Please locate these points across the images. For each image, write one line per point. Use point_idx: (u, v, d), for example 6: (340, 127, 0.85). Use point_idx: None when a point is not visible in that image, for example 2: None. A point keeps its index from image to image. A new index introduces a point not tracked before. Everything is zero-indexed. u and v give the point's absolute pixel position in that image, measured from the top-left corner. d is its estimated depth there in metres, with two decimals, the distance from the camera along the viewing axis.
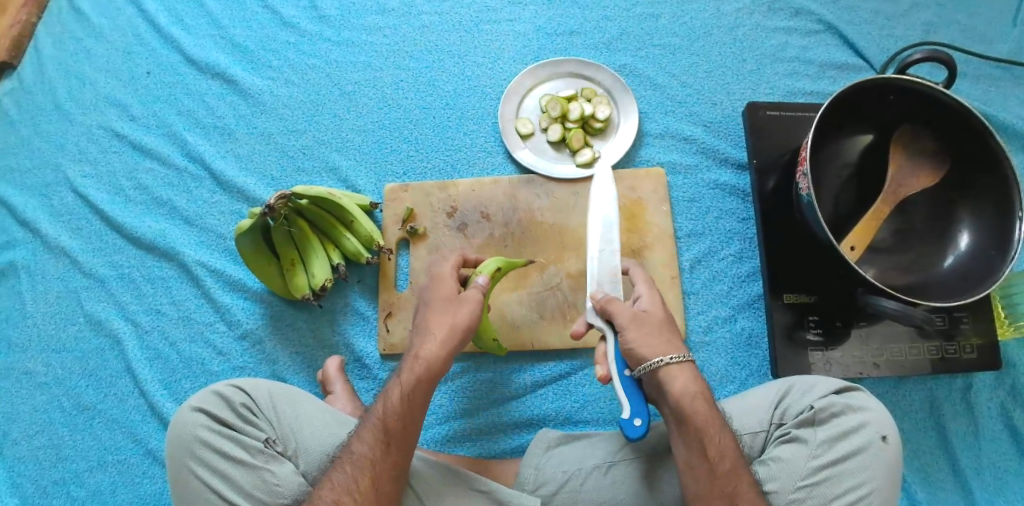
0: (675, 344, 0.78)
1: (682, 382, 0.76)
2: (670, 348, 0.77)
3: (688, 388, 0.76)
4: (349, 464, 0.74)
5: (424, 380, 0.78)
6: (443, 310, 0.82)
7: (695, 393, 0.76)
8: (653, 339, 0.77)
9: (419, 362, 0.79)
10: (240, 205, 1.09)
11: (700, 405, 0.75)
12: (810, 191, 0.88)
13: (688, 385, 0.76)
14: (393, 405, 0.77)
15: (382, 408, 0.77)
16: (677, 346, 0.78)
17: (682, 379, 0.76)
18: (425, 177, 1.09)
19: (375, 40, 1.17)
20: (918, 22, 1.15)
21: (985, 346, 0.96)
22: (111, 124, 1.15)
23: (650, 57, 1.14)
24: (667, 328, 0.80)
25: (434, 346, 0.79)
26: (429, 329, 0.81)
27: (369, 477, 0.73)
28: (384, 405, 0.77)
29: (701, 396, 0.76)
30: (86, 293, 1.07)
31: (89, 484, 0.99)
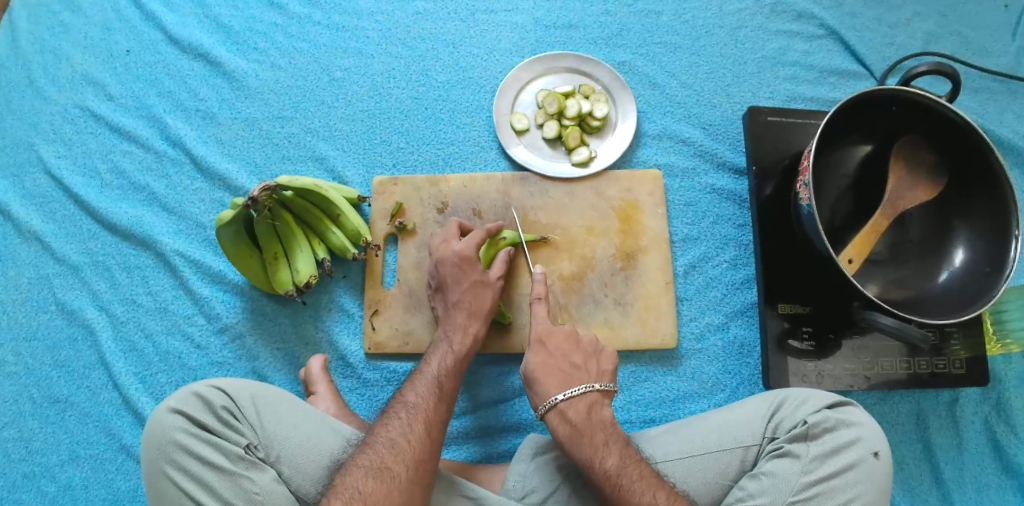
0: (551, 386, 0.84)
1: (556, 426, 0.82)
2: (542, 395, 0.84)
3: (560, 430, 0.82)
4: (404, 411, 0.78)
5: (471, 351, 0.87)
6: (472, 295, 0.90)
7: (566, 432, 0.81)
8: (553, 379, 0.85)
9: (470, 334, 0.88)
10: (222, 193, 1.05)
11: (579, 437, 0.80)
12: (810, 201, 0.87)
13: (563, 425, 0.82)
14: (447, 366, 0.84)
15: (432, 370, 0.84)
16: (551, 388, 0.84)
17: (557, 421, 0.82)
18: (415, 170, 1.06)
19: (368, 25, 1.12)
20: (920, 31, 1.13)
21: (973, 361, 0.96)
22: (87, 103, 1.09)
23: (650, 55, 1.11)
24: (546, 372, 0.85)
25: (479, 322, 0.89)
26: (469, 305, 0.89)
27: (423, 423, 0.77)
28: (434, 367, 0.84)
29: (575, 432, 0.81)
30: (58, 280, 1.02)
31: (60, 479, 0.95)
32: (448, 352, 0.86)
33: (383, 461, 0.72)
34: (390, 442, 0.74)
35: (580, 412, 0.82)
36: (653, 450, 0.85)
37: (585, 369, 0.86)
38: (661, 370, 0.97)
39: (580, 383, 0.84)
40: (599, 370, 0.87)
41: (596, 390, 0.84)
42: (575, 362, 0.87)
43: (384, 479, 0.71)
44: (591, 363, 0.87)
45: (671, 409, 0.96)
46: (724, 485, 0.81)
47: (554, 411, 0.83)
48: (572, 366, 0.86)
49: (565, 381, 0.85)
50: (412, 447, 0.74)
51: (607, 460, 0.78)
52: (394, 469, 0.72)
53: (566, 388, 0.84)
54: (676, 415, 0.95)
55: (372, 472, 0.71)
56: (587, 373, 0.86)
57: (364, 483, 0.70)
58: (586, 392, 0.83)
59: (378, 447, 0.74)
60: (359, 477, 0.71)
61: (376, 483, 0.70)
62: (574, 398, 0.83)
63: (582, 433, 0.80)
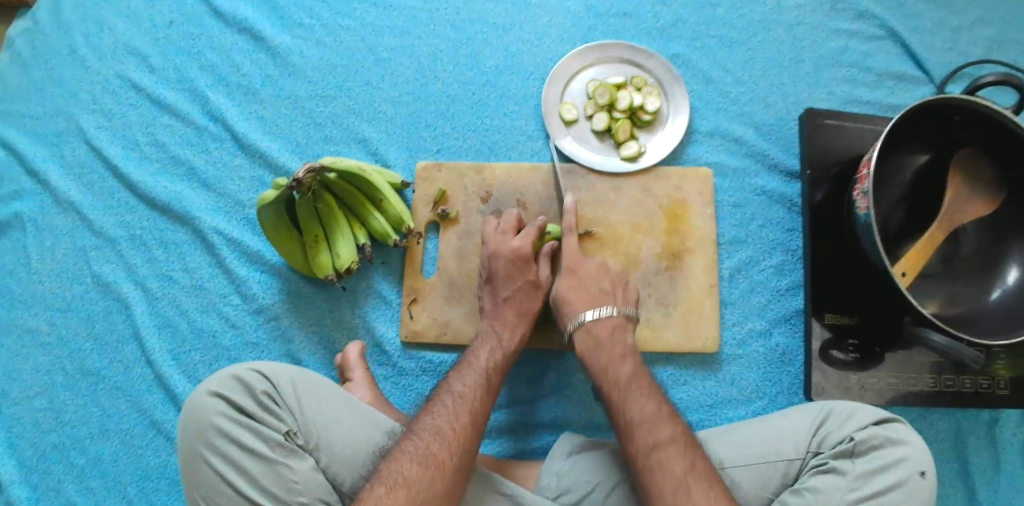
0: (580, 303, 0.89)
1: (580, 339, 0.87)
2: (569, 315, 0.89)
3: (582, 338, 0.87)
4: (451, 399, 0.77)
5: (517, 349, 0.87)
6: (519, 292, 0.90)
7: (587, 341, 0.86)
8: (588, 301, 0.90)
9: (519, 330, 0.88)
10: (261, 171, 1.02)
11: (596, 348, 0.85)
12: (870, 210, 0.84)
13: (586, 336, 0.87)
14: (493, 360, 0.84)
15: (480, 362, 0.83)
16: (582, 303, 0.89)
17: (585, 328, 0.87)
18: (458, 156, 1.03)
19: (416, 4, 1.09)
20: (984, 37, 1.09)
21: (1019, 381, 0.94)
22: (127, 73, 1.06)
23: (705, 49, 1.08)
24: (579, 296, 0.90)
25: (525, 323, 0.89)
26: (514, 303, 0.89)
27: (470, 413, 0.76)
28: (482, 359, 0.84)
29: (595, 343, 0.86)
30: (93, 252, 1.00)
31: (90, 452, 0.95)
32: (496, 346, 0.86)
33: (428, 447, 0.71)
34: (436, 428, 0.73)
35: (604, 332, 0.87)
36: (713, 455, 0.82)
37: (616, 293, 0.91)
38: (701, 374, 0.96)
39: (606, 304, 0.89)
40: (626, 296, 0.91)
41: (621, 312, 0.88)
42: (603, 289, 0.91)
43: (428, 465, 0.70)
44: (619, 292, 0.91)
45: (709, 414, 0.95)
46: (764, 497, 0.80)
47: (581, 328, 0.88)
48: (602, 290, 0.90)
49: (593, 302, 0.89)
50: (458, 434, 0.73)
51: (620, 371, 0.82)
52: (439, 456, 0.71)
53: (595, 308, 0.89)
54: (714, 420, 0.94)
55: (417, 458, 0.70)
56: (616, 294, 0.91)
57: (408, 469, 0.69)
58: (612, 317, 0.87)
59: (425, 433, 0.73)
60: (403, 461, 0.70)
61: (421, 469, 0.69)
62: (600, 318, 0.87)
63: (598, 345, 0.85)
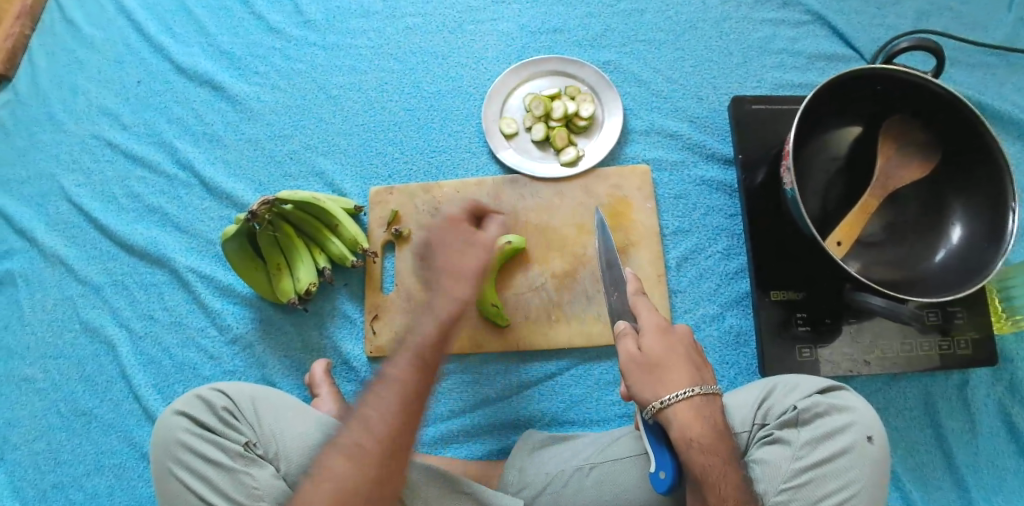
0: (680, 376, 0.73)
1: (686, 422, 0.71)
2: (666, 386, 0.72)
3: (693, 427, 0.71)
4: (361, 441, 0.72)
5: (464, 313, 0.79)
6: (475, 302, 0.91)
7: (702, 433, 0.71)
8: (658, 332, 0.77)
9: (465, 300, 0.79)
10: (229, 211, 1.11)
11: (715, 441, 0.71)
12: (793, 186, 0.87)
13: (696, 422, 0.71)
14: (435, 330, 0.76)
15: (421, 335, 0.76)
16: (682, 378, 0.73)
17: (687, 418, 0.71)
18: (409, 178, 1.09)
19: (360, 43, 1.17)
20: (910, 9, 1.12)
21: (980, 340, 0.93)
22: (103, 133, 1.16)
23: (635, 53, 1.13)
24: (673, 362, 0.74)
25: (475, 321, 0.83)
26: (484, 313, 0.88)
27: (386, 450, 0.72)
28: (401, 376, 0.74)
29: (713, 433, 0.71)
30: (81, 300, 1.09)
31: (87, 487, 1.01)
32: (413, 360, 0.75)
33: (349, 499, 0.69)
34: (351, 479, 0.70)
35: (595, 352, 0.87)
36: None
37: (705, 369, 0.77)
38: None
39: (709, 381, 0.75)
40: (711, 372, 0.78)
41: (719, 391, 0.75)
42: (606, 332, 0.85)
43: (355, 457, 0.71)
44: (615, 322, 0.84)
45: None
46: None
47: (690, 407, 0.71)
48: (693, 362, 0.76)
49: (693, 377, 0.74)
50: (375, 478, 0.71)
51: (729, 475, 0.71)
52: (366, 446, 0.72)
53: (699, 384, 0.74)
54: None
55: (347, 451, 0.71)
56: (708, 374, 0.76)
57: (337, 461, 0.71)
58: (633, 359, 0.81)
59: (343, 482, 0.70)
60: (335, 456, 0.71)
61: (348, 462, 0.71)
62: (709, 398, 0.73)
63: (720, 434, 0.72)
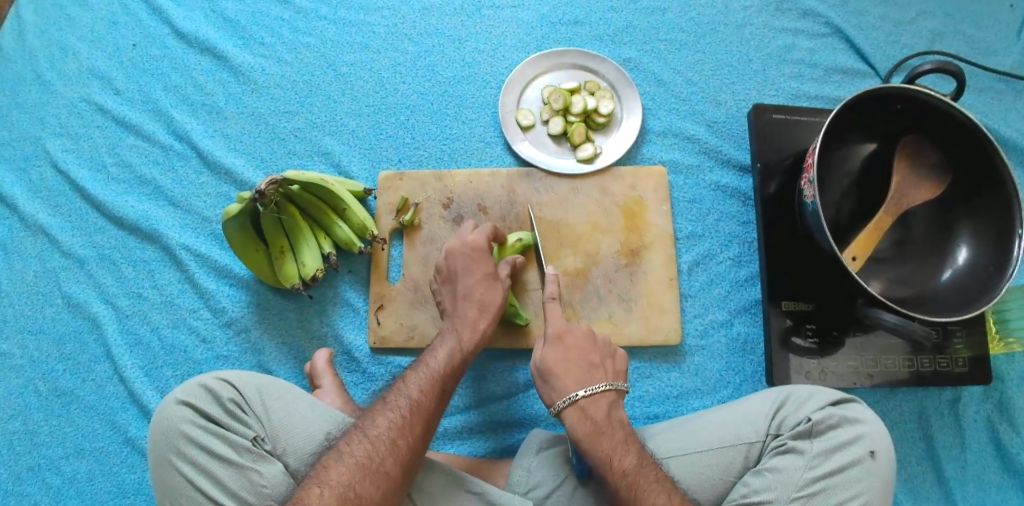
0: (570, 380, 0.82)
1: (574, 422, 0.79)
2: (559, 392, 0.81)
3: (578, 426, 0.78)
4: (406, 407, 0.77)
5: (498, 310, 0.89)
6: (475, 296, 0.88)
7: (585, 428, 0.78)
8: (573, 344, 0.85)
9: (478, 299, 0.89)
10: (228, 188, 1.05)
11: (597, 432, 0.78)
12: (816, 198, 0.87)
13: (581, 420, 0.79)
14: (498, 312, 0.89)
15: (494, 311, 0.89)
16: (570, 381, 0.82)
17: (574, 418, 0.79)
18: (420, 165, 1.06)
19: (373, 20, 1.12)
20: (924, 29, 1.13)
21: (976, 359, 0.96)
22: (94, 97, 1.10)
23: (655, 52, 1.11)
24: (566, 365, 0.83)
25: (486, 319, 0.88)
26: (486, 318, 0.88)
27: (423, 423, 0.76)
28: (439, 361, 0.83)
29: (593, 426, 0.78)
30: (64, 273, 1.03)
31: (65, 472, 0.96)
32: (455, 349, 0.85)
33: (380, 461, 0.71)
34: (389, 440, 0.73)
35: (600, 410, 0.80)
36: (670, 443, 0.84)
37: (601, 369, 0.84)
38: (665, 366, 0.98)
39: (597, 380, 0.82)
40: (615, 370, 0.85)
41: (610, 388, 0.82)
42: (592, 361, 0.84)
43: (413, 412, 0.76)
44: (607, 362, 0.85)
45: (675, 405, 0.96)
46: (727, 481, 0.81)
47: (574, 407, 0.80)
48: (587, 361, 0.84)
49: (584, 378, 0.83)
50: (410, 449, 0.74)
51: (624, 459, 0.75)
52: (422, 404, 0.77)
53: (586, 385, 0.82)
54: (680, 411, 0.96)
55: (406, 408, 0.76)
56: (605, 372, 0.84)
57: (389, 418, 0.75)
58: (605, 389, 0.81)
59: (377, 443, 0.73)
60: (392, 414, 0.76)
61: (403, 416, 0.76)
62: (594, 397, 0.80)
63: (601, 425, 0.78)
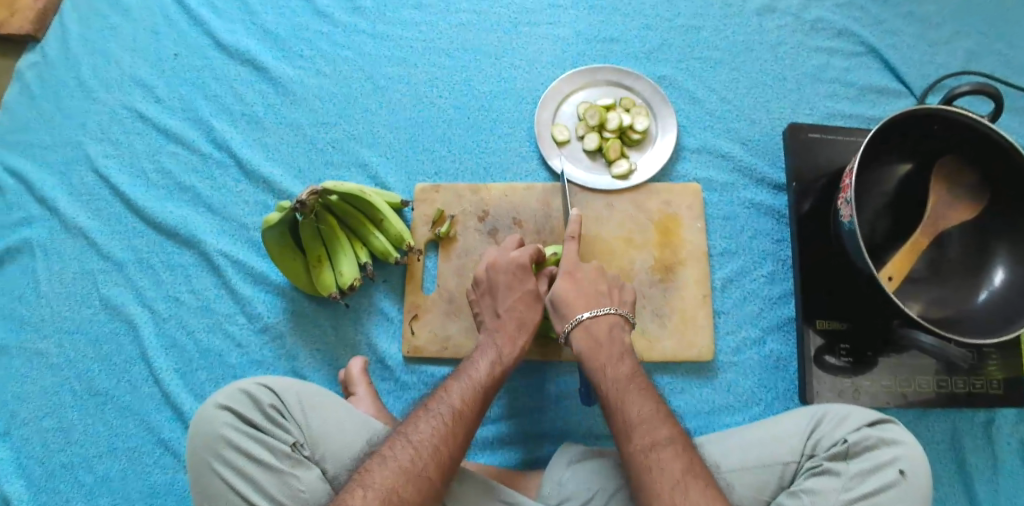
0: (598, 333, 0.84)
1: (579, 342, 0.85)
2: (590, 348, 0.83)
3: (582, 345, 0.84)
4: (449, 415, 0.77)
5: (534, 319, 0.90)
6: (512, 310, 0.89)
7: (587, 345, 0.84)
8: (591, 298, 0.87)
9: (518, 311, 0.90)
10: (266, 196, 1.07)
11: (597, 347, 0.83)
12: (853, 219, 0.88)
13: (585, 338, 0.84)
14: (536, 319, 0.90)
15: (530, 319, 0.90)
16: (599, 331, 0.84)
17: (580, 338, 0.85)
18: (456, 178, 1.07)
19: (411, 35, 1.14)
20: (960, 50, 1.14)
21: (1010, 382, 0.96)
22: (135, 104, 1.12)
23: (690, 69, 1.12)
24: (577, 298, 0.87)
25: (524, 333, 0.89)
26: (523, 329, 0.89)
27: (463, 431, 0.77)
28: (481, 372, 0.83)
29: (594, 343, 0.84)
30: (102, 276, 1.05)
31: (98, 470, 0.97)
32: (496, 360, 0.85)
33: (422, 467, 0.72)
34: (431, 447, 0.74)
35: (602, 329, 0.85)
36: (704, 460, 0.84)
37: (608, 296, 0.88)
38: (697, 382, 0.98)
39: (604, 304, 0.87)
40: (622, 299, 0.89)
41: (615, 311, 0.86)
42: (601, 290, 0.89)
43: (455, 420, 0.77)
44: (615, 291, 0.89)
45: (707, 421, 0.96)
46: (761, 501, 0.82)
47: (580, 327, 0.85)
48: (597, 291, 0.88)
49: (592, 301, 0.87)
50: (451, 457, 0.75)
51: (642, 410, 0.76)
52: (464, 412, 0.78)
53: (592, 308, 0.86)
54: (711, 427, 0.96)
55: (448, 416, 0.77)
56: (610, 298, 0.88)
57: (431, 424, 0.76)
58: (609, 312, 0.86)
59: (420, 449, 0.74)
60: (434, 421, 0.77)
61: (445, 423, 0.76)
62: (598, 317, 0.85)
63: (602, 343, 0.83)
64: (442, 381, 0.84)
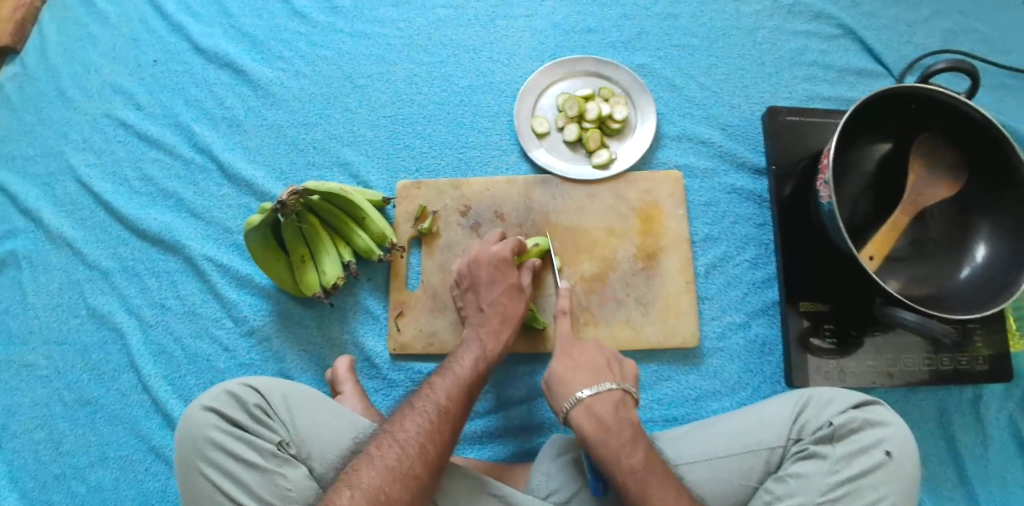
0: (575, 382, 0.83)
1: (579, 419, 0.80)
2: (564, 394, 0.82)
3: (584, 424, 0.79)
4: (434, 412, 0.78)
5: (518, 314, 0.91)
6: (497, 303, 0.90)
7: (591, 426, 0.79)
8: (585, 354, 0.86)
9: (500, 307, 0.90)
10: (249, 199, 1.07)
11: (607, 433, 0.78)
12: (832, 200, 0.88)
13: (588, 418, 0.79)
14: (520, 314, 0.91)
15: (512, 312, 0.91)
16: (580, 384, 0.82)
17: (580, 415, 0.80)
18: (436, 174, 1.07)
19: (389, 32, 1.14)
20: (938, 29, 1.14)
21: (996, 358, 0.96)
22: (116, 112, 1.12)
23: (668, 57, 1.12)
24: (574, 371, 0.84)
25: (510, 328, 0.90)
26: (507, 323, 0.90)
27: (449, 428, 0.77)
28: (464, 369, 0.84)
29: (602, 427, 0.78)
30: (89, 285, 1.05)
31: (91, 480, 0.97)
32: (480, 356, 0.86)
33: (409, 465, 0.73)
34: (418, 444, 0.74)
35: (605, 407, 0.80)
36: (692, 448, 0.84)
37: (610, 371, 0.84)
38: (684, 369, 0.98)
39: (605, 380, 0.82)
40: (624, 373, 0.86)
41: (617, 388, 0.82)
42: (600, 363, 0.85)
43: (441, 417, 0.77)
44: (615, 366, 0.85)
45: (694, 407, 0.96)
46: (750, 486, 0.82)
47: (580, 407, 0.80)
48: (595, 367, 0.84)
49: (592, 377, 0.83)
50: (438, 453, 0.75)
51: (632, 456, 0.76)
52: (448, 408, 0.79)
53: (594, 384, 0.82)
54: (699, 413, 0.96)
55: (433, 413, 0.78)
56: (612, 373, 0.84)
57: (416, 422, 0.76)
58: (612, 389, 0.81)
59: (406, 447, 0.74)
60: (420, 419, 0.77)
61: (431, 420, 0.77)
62: (599, 395, 0.81)
63: (610, 428, 0.78)
64: (427, 379, 0.84)
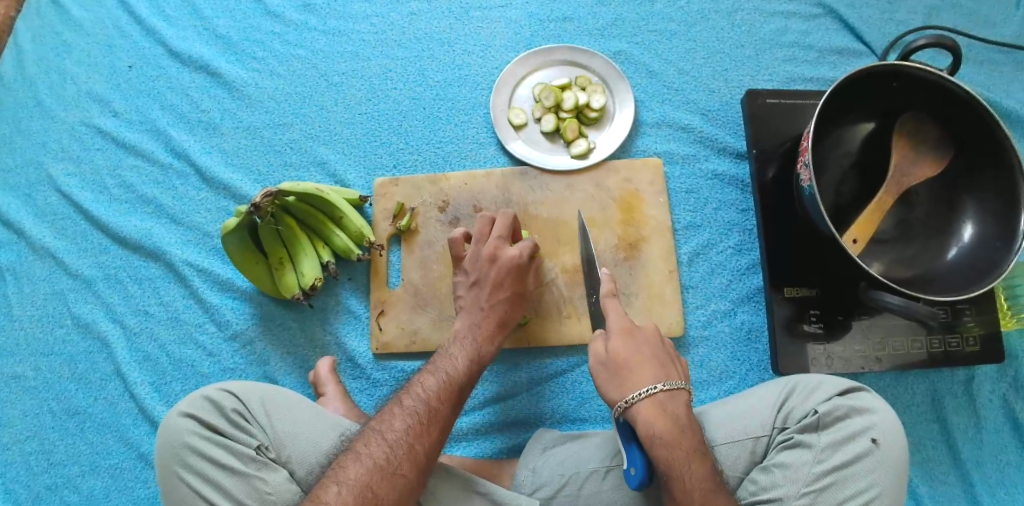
0: (644, 376, 0.75)
1: (648, 418, 0.72)
2: (630, 387, 0.74)
3: (657, 425, 0.71)
4: (425, 411, 0.77)
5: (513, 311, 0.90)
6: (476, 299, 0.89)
7: (665, 427, 0.71)
8: (647, 347, 0.78)
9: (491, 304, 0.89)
10: (227, 202, 1.07)
11: (680, 436, 0.71)
12: (812, 182, 0.86)
13: (659, 418, 0.72)
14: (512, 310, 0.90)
15: (501, 308, 0.89)
16: (646, 379, 0.75)
17: (649, 414, 0.72)
18: (414, 170, 1.06)
19: (362, 28, 1.13)
20: (920, 4, 1.11)
21: (988, 337, 0.94)
22: (94, 120, 1.12)
23: (646, 43, 1.11)
24: (637, 362, 0.76)
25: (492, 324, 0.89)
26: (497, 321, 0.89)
27: (439, 426, 0.77)
28: (454, 367, 0.83)
29: (677, 430, 0.72)
30: (72, 294, 1.05)
31: (82, 489, 0.97)
32: (470, 354, 0.85)
33: (397, 464, 0.72)
34: (407, 444, 0.74)
35: (677, 409, 0.73)
36: None
37: (674, 366, 0.78)
38: None
39: (675, 379, 0.76)
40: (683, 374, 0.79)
41: (684, 386, 0.76)
42: (661, 359, 0.78)
43: (431, 417, 0.77)
44: (676, 361, 0.79)
45: None
46: (735, 477, 0.81)
47: (649, 401, 0.73)
48: (660, 358, 0.77)
49: (659, 373, 0.76)
50: (427, 452, 0.74)
51: (694, 474, 0.70)
52: (438, 407, 0.78)
53: (663, 379, 0.75)
54: None
55: (423, 412, 0.77)
56: (675, 370, 0.78)
57: (406, 420, 0.76)
58: (681, 386, 0.75)
59: (395, 447, 0.73)
60: (409, 417, 0.76)
61: (420, 420, 0.76)
62: (672, 392, 0.74)
63: (685, 430, 0.72)
64: (415, 376, 0.83)
